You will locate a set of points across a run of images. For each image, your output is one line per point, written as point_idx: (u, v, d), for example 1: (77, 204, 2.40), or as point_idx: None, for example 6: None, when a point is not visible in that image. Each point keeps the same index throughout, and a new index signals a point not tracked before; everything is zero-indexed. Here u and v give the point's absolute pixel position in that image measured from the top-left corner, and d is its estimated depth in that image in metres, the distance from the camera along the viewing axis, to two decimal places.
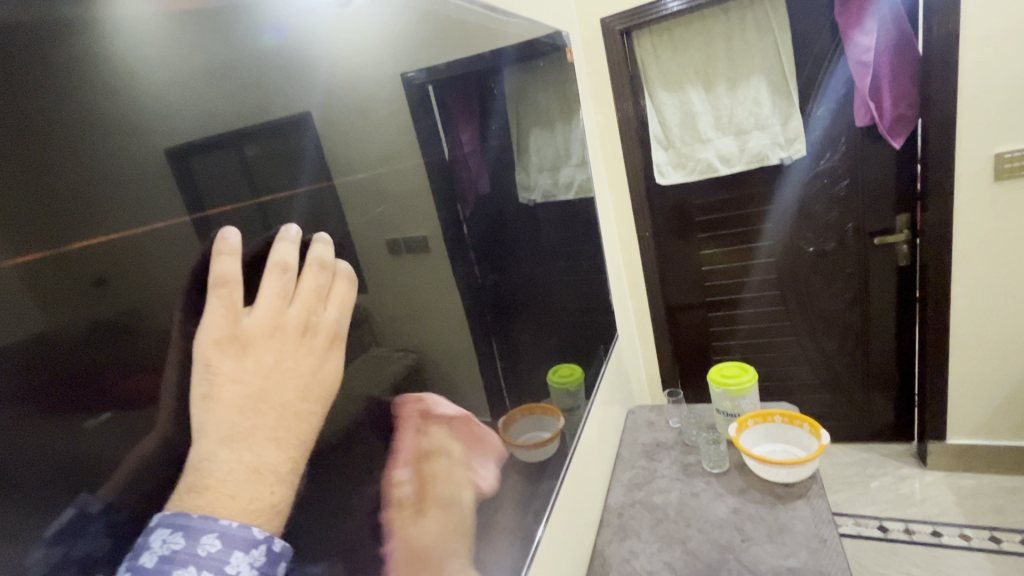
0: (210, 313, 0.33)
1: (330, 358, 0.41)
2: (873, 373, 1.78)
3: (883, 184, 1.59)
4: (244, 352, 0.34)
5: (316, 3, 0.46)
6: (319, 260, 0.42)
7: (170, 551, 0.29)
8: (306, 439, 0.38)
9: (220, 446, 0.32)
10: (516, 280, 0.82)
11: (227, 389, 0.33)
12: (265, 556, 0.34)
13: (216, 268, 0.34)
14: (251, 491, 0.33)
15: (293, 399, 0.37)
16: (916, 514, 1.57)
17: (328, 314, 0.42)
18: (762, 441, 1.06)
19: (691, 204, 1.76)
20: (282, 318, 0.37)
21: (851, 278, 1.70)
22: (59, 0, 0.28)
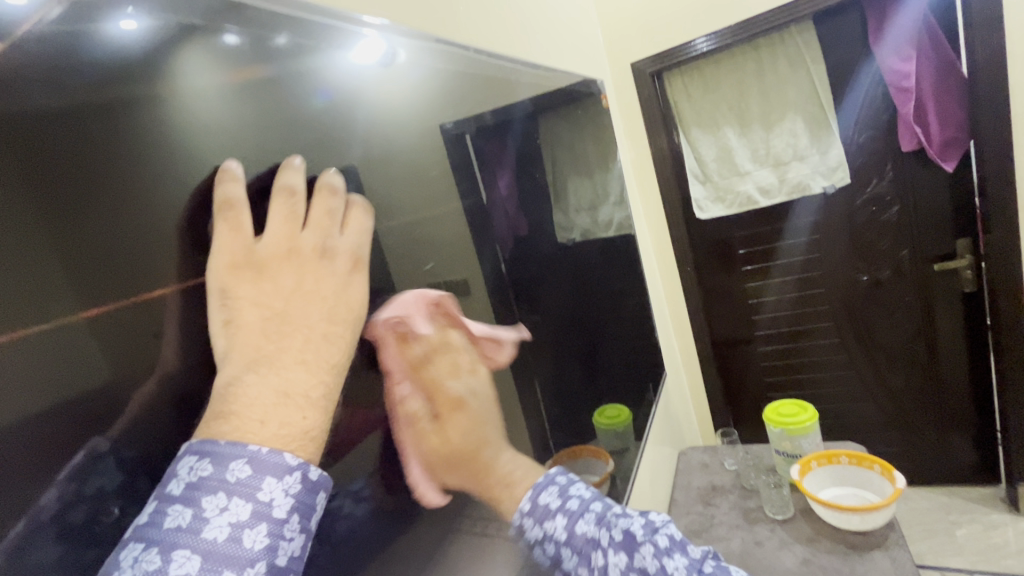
0: (220, 237, 0.35)
1: (353, 282, 0.43)
2: (946, 409, 1.65)
3: (938, 208, 1.52)
4: (260, 276, 0.36)
5: (363, 67, 0.51)
6: (329, 185, 0.43)
7: (197, 477, 0.30)
8: (338, 359, 0.39)
9: (245, 370, 0.34)
10: (557, 321, 0.83)
11: (247, 312, 0.35)
12: (299, 484, 0.34)
13: (221, 190, 0.35)
14: (281, 416, 0.34)
15: (318, 321, 0.38)
16: (1014, 568, 1.41)
17: (346, 240, 0.43)
18: (829, 484, 0.99)
19: (732, 237, 1.73)
20: (295, 242, 0.39)
21: (912, 307, 1.61)
22: (134, 81, 0.31)
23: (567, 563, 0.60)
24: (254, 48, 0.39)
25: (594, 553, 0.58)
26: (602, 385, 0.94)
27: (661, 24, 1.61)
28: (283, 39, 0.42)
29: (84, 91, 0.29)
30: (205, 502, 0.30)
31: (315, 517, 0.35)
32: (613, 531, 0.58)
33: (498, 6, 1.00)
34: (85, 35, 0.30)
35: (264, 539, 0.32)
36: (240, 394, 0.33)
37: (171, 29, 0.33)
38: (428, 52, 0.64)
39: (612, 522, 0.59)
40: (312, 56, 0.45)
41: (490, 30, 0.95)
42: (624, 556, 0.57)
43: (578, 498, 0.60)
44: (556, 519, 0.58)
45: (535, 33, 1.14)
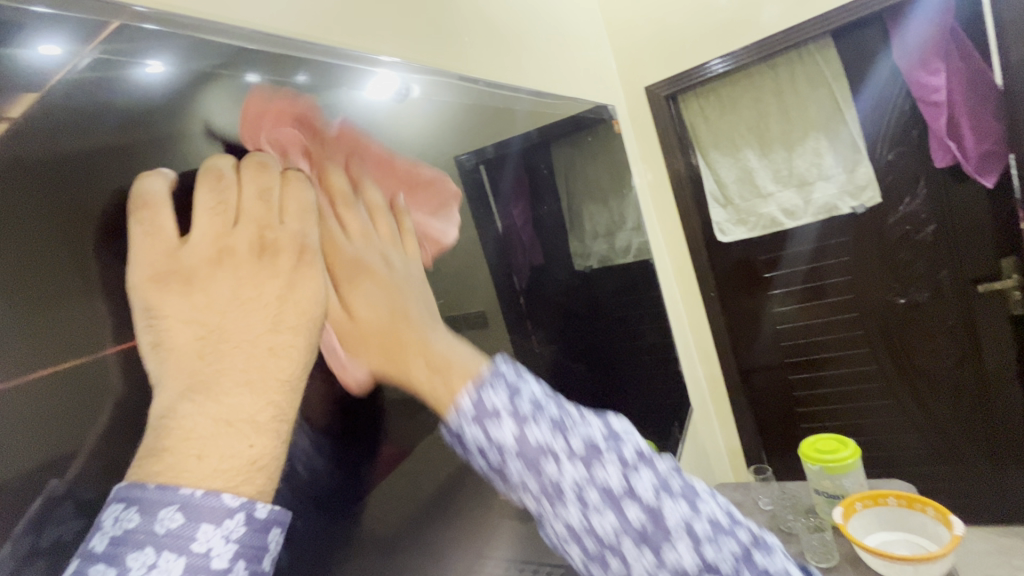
0: (137, 247, 0.33)
1: (303, 276, 0.38)
2: (1000, 440, 1.54)
3: (977, 225, 1.44)
4: (188, 286, 0.34)
5: (375, 103, 0.53)
6: (259, 161, 0.40)
7: (121, 530, 0.28)
8: (292, 371, 0.35)
9: (181, 398, 0.31)
10: (577, 354, 0.80)
11: (175, 331, 0.33)
12: (243, 527, 0.30)
13: (136, 189, 0.34)
14: (221, 449, 0.30)
15: (261, 330, 0.34)
16: None
17: (288, 227, 0.39)
18: (876, 529, 0.92)
19: (756, 259, 1.68)
20: (227, 241, 0.36)
21: (955, 331, 1.52)
22: (157, 122, 0.36)
23: (512, 479, 0.44)
24: (273, 89, 0.44)
25: (546, 463, 0.43)
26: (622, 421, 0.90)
27: (675, 48, 1.60)
28: (303, 78, 0.47)
29: (110, 132, 0.33)
30: (129, 560, 0.28)
31: (268, 558, 0.32)
32: (570, 437, 0.44)
33: (510, 36, 1.00)
34: (112, 81, 0.34)
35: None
36: (174, 426, 0.30)
37: (190, 72, 0.38)
38: (440, 86, 0.63)
39: (574, 432, 0.44)
40: (332, 93, 0.49)
41: (501, 60, 0.95)
42: (584, 469, 0.43)
43: (533, 402, 0.45)
44: (503, 421, 0.44)
45: (547, 62, 1.14)
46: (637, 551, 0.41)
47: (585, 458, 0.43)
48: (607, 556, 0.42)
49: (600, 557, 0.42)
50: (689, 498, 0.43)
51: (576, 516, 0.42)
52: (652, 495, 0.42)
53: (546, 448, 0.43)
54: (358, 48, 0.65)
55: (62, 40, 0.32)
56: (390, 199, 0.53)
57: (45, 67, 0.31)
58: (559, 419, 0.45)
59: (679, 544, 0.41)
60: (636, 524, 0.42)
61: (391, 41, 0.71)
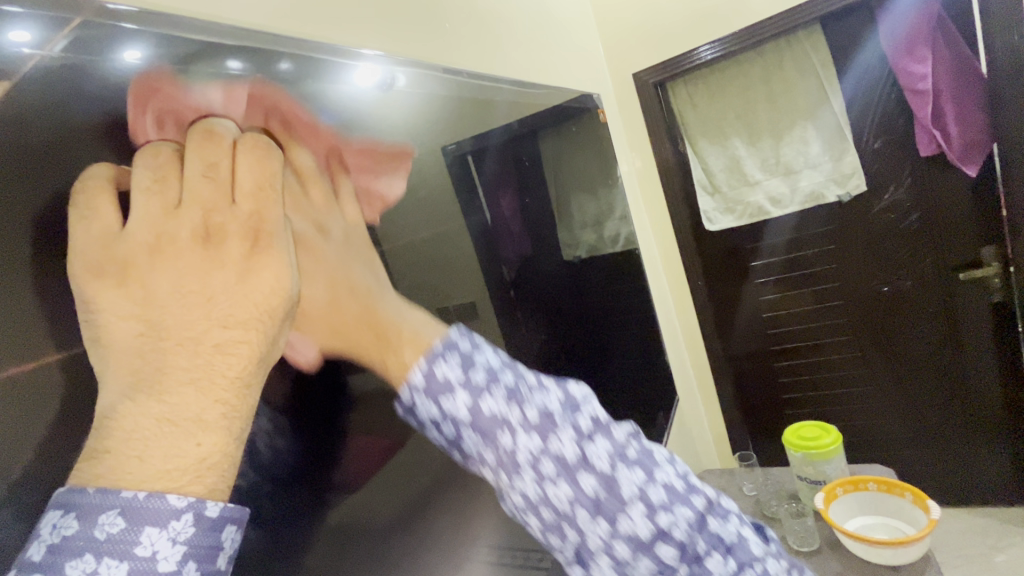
0: (77, 237, 0.31)
1: (255, 266, 0.34)
2: (979, 424, 1.57)
3: (960, 213, 1.46)
4: (124, 278, 0.31)
5: (358, 89, 0.52)
6: (202, 133, 0.36)
7: (59, 538, 0.27)
8: (244, 369, 0.32)
9: (124, 398, 0.30)
10: (565, 345, 0.81)
11: (115, 327, 0.31)
12: (193, 527, 0.29)
13: (79, 175, 0.32)
14: (164, 448, 0.29)
15: (206, 327, 0.32)
16: None
17: (239, 208, 0.34)
18: (856, 513, 0.94)
19: (742, 248, 1.68)
20: (169, 226, 0.32)
21: (937, 319, 1.54)
22: (134, 108, 0.35)
23: (467, 449, 0.43)
24: (257, 74, 0.43)
25: (496, 434, 0.40)
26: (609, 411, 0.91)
27: (663, 34, 1.59)
28: (286, 65, 0.45)
29: (87, 121, 0.33)
30: (68, 568, 0.27)
31: (220, 556, 0.31)
32: (525, 407, 0.41)
33: (495, 24, 0.98)
34: (92, 65, 0.33)
35: None
36: (116, 428, 0.29)
37: (170, 60, 0.38)
38: (426, 77, 0.63)
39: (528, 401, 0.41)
40: (320, 80, 0.48)
41: (489, 50, 0.94)
42: (537, 438, 0.40)
43: (486, 368, 0.42)
44: (451, 390, 0.42)
45: (535, 51, 1.13)
46: (593, 524, 0.39)
47: (540, 429, 0.40)
48: (563, 530, 0.39)
49: (557, 531, 0.40)
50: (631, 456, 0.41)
51: (530, 487, 0.39)
52: (606, 462, 0.40)
53: (500, 418, 0.40)
54: (343, 40, 0.64)
55: (31, 24, 0.30)
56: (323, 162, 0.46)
57: (16, 55, 0.30)
58: (514, 389, 0.41)
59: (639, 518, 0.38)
60: (591, 495, 0.39)
61: (375, 30, 0.69)
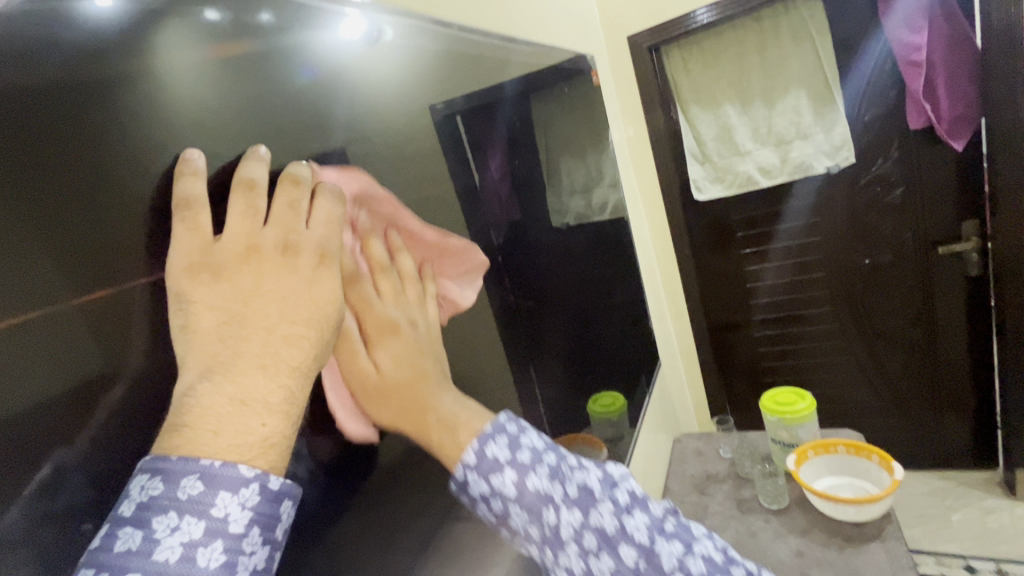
0: (176, 237, 0.35)
1: (321, 280, 0.40)
2: (945, 394, 1.64)
3: (944, 189, 1.48)
4: (217, 277, 0.35)
5: (345, 43, 0.50)
6: (292, 178, 0.41)
7: (147, 497, 0.30)
8: (304, 362, 0.37)
9: (201, 378, 0.33)
10: (550, 310, 0.82)
11: (201, 317, 0.34)
12: (258, 495, 0.33)
13: (177, 189, 0.35)
14: (236, 425, 0.33)
15: (279, 321, 0.36)
16: (1008, 553, 1.40)
17: (313, 233, 0.41)
18: (825, 474, 0.98)
19: (729, 219, 1.69)
20: (256, 237, 0.37)
21: (913, 292, 1.59)
22: (114, 60, 0.33)
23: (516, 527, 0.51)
24: (236, 25, 0.40)
25: (545, 512, 0.48)
26: (592, 376, 0.93)
27: None
28: (267, 17, 0.43)
29: (62, 70, 0.31)
30: (155, 523, 0.30)
31: (280, 528, 0.34)
32: (569, 485, 0.48)
33: None
34: (58, 15, 0.31)
35: (221, 554, 0.31)
36: (194, 404, 0.32)
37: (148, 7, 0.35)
38: (416, 30, 0.61)
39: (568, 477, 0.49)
40: (301, 33, 0.46)
41: (480, 7, 0.91)
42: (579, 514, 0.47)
43: (530, 449, 0.51)
44: (503, 473, 0.49)
45: (528, 10, 1.10)
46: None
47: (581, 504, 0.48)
48: None
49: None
50: (669, 530, 0.48)
51: (576, 559, 0.47)
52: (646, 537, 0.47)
53: (545, 494, 0.49)
54: None
55: None
56: (423, 270, 0.56)
57: None
58: (557, 467, 0.50)
59: None
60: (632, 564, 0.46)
61: None
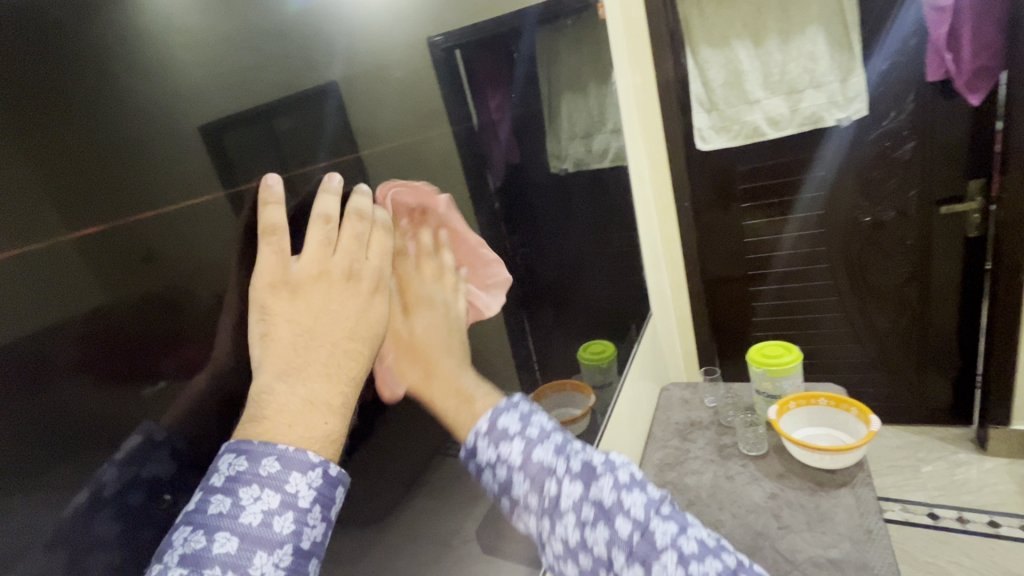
0: (263, 258, 0.42)
1: (376, 302, 0.49)
2: (930, 352, 1.67)
3: (953, 146, 1.45)
4: (294, 294, 0.43)
5: None
6: (358, 212, 0.49)
7: (235, 472, 0.37)
8: (360, 373, 0.45)
9: (274, 379, 0.41)
10: (543, 255, 0.84)
11: (280, 327, 0.42)
12: (321, 479, 0.40)
13: (263, 218, 0.43)
14: (305, 422, 0.40)
15: (341, 336, 0.45)
16: (971, 503, 1.47)
17: (372, 263, 0.50)
18: (804, 424, 1.01)
19: (733, 171, 1.65)
20: (327, 264, 0.46)
21: (911, 251, 1.58)
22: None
23: (518, 496, 0.55)
24: None
25: (547, 482, 0.53)
26: (582, 322, 0.95)
27: None
28: None
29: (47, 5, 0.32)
30: (241, 492, 0.37)
31: (335, 508, 0.41)
32: (571, 460, 0.53)
33: None
34: None
35: (290, 523, 0.39)
36: (271, 400, 0.40)
37: None
38: None
39: (572, 453, 0.55)
40: None
41: None
42: (580, 486, 0.52)
43: (539, 427, 0.57)
44: (513, 442, 0.55)
45: None
46: (629, 568, 0.48)
47: (583, 478, 0.52)
48: (600, 569, 0.50)
49: (594, 571, 0.51)
50: (677, 521, 0.50)
51: (572, 529, 0.51)
52: (642, 513, 0.50)
53: (549, 466, 0.54)
54: None
55: None
56: (457, 277, 0.63)
57: None
58: (562, 445, 0.56)
59: (667, 561, 0.47)
60: (625, 538, 0.49)
61: None
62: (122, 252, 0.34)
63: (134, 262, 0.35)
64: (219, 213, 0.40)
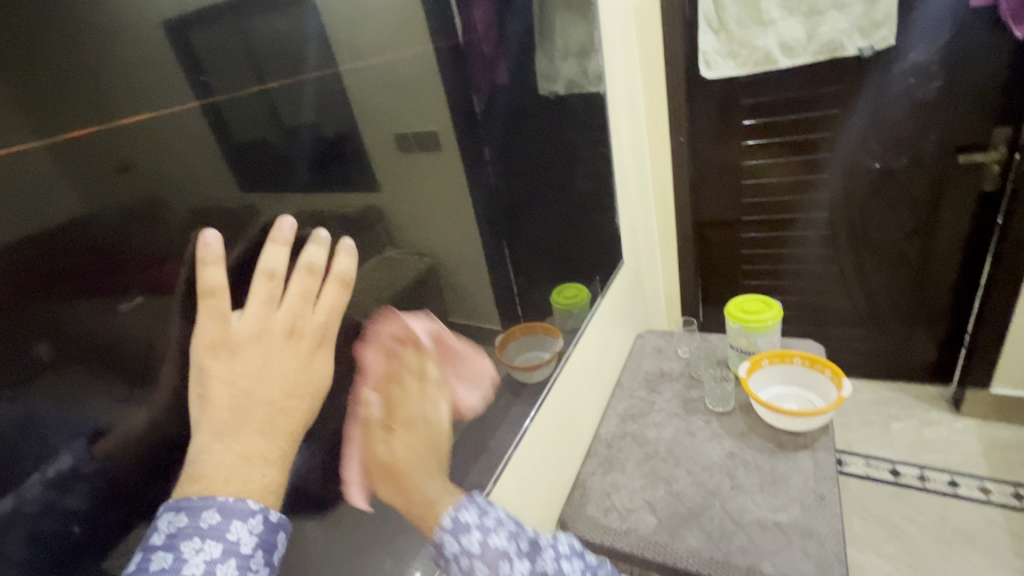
0: (202, 322, 0.39)
1: (318, 357, 0.47)
2: (920, 311, 1.63)
3: (987, 87, 1.31)
4: (233, 354, 0.41)
5: None
6: (306, 266, 0.46)
7: (174, 528, 0.36)
8: (298, 426, 0.44)
9: (212, 440, 0.39)
10: (520, 191, 0.79)
11: (216, 389, 0.40)
12: (262, 525, 0.40)
13: (204, 280, 0.39)
14: (242, 476, 0.40)
15: (279, 396, 0.43)
16: (934, 461, 1.50)
17: (316, 318, 0.47)
18: (776, 383, 0.99)
19: (739, 103, 1.52)
20: (268, 323, 0.43)
21: (919, 203, 1.49)
22: None
23: None
24: None
25: (502, 565, 0.55)
26: (555, 269, 0.91)
27: None
28: None
29: None
30: (182, 546, 0.36)
31: (276, 553, 0.41)
32: (522, 542, 0.59)
33: None
34: None
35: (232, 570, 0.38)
36: (206, 460, 0.39)
37: None
38: None
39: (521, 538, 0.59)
40: None
41: None
42: (529, 563, 0.57)
43: (493, 516, 0.58)
44: (473, 533, 0.56)
45: None
46: None
47: (530, 556, 0.58)
48: None
49: None
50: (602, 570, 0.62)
51: None
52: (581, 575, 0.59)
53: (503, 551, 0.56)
54: None
55: None
56: (450, 401, 0.64)
57: None
58: (514, 532, 0.59)
59: None
60: None
61: None
62: (96, 159, 0.33)
63: (111, 170, 0.33)
64: (190, 120, 0.37)
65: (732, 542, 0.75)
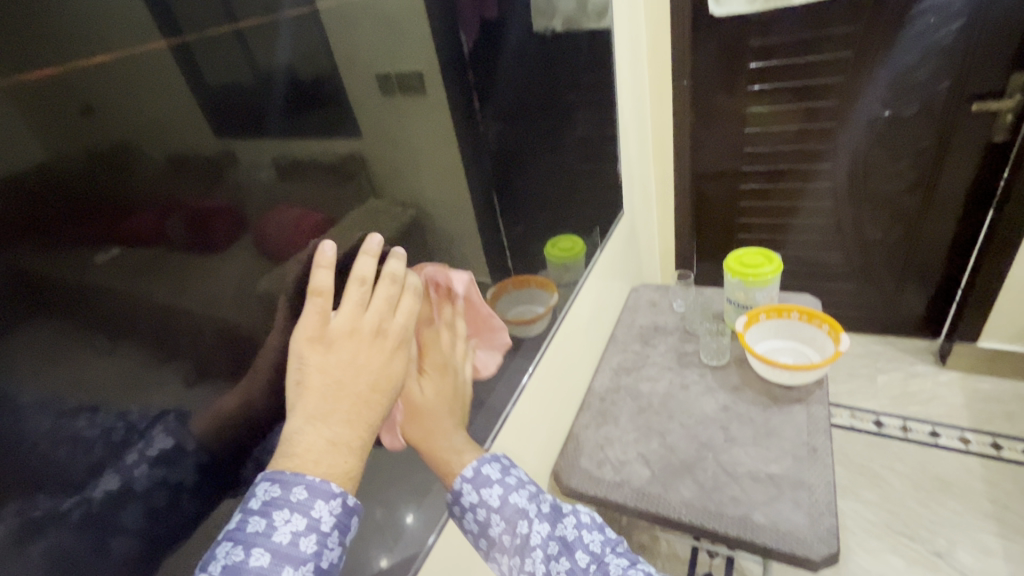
0: (306, 315, 0.44)
1: (402, 358, 0.49)
2: (913, 266, 1.64)
3: (1004, 31, 1.25)
4: (329, 348, 0.44)
5: None
6: (392, 275, 0.50)
7: (269, 497, 0.39)
8: (379, 421, 0.45)
9: (305, 423, 0.42)
10: (513, 135, 0.74)
11: (312, 376, 0.43)
12: (341, 507, 0.41)
13: (313, 280, 0.45)
14: (328, 460, 0.41)
15: (366, 389, 0.45)
16: (917, 413, 1.55)
17: (400, 321, 0.50)
18: (772, 337, 0.99)
19: (745, 46, 1.45)
20: (358, 322, 0.46)
21: (923, 154, 1.46)
22: None
23: (492, 534, 0.60)
24: None
25: (520, 522, 0.59)
26: (553, 219, 0.88)
27: None
28: None
29: None
30: (275, 515, 0.38)
31: (351, 534, 0.42)
32: (542, 504, 0.61)
33: None
34: None
35: (313, 546, 0.40)
36: (299, 441, 0.41)
37: None
38: None
39: (541, 499, 0.62)
40: None
41: None
42: (548, 524, 0.59)
43: (516, 476, 0.63)
44: (493, 487, 0.60)
45: None
46: None
47: (550, 518, 0.60)
48: None
49: None
50: (629, 557, 0.57)
51: (540, 563, 0.57)
52: (599, 549, 0.57)
53: (523, 508, 0.60)
54: None
55: None
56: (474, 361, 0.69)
57: None
58: (534, 492, 0.62)
59: None
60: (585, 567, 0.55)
61: None
62: (51, 97, 0.28)
63: (71, 110, 0.29)
64: (153, 53, 0.32)
65: (724, 493, 0.77)
